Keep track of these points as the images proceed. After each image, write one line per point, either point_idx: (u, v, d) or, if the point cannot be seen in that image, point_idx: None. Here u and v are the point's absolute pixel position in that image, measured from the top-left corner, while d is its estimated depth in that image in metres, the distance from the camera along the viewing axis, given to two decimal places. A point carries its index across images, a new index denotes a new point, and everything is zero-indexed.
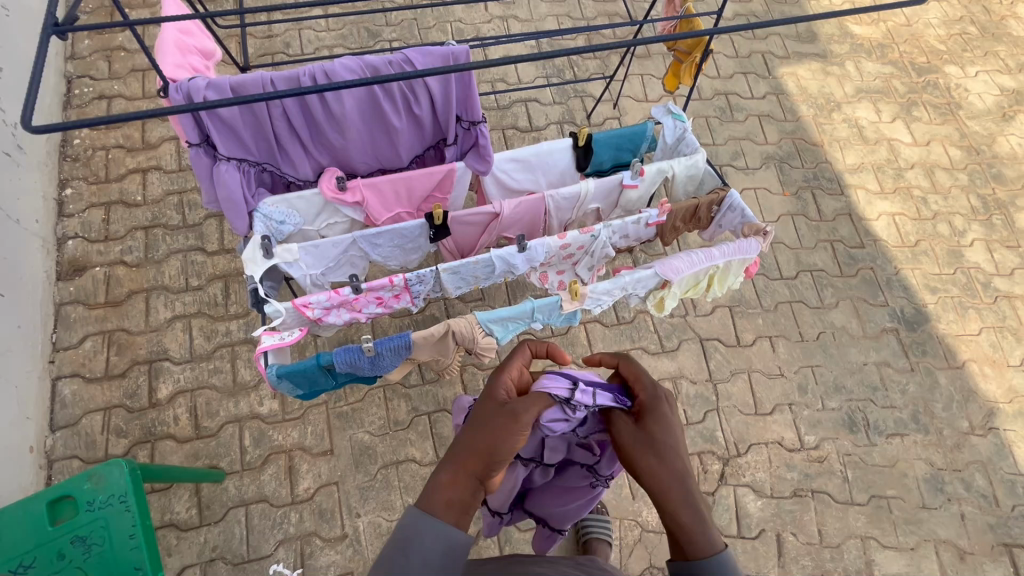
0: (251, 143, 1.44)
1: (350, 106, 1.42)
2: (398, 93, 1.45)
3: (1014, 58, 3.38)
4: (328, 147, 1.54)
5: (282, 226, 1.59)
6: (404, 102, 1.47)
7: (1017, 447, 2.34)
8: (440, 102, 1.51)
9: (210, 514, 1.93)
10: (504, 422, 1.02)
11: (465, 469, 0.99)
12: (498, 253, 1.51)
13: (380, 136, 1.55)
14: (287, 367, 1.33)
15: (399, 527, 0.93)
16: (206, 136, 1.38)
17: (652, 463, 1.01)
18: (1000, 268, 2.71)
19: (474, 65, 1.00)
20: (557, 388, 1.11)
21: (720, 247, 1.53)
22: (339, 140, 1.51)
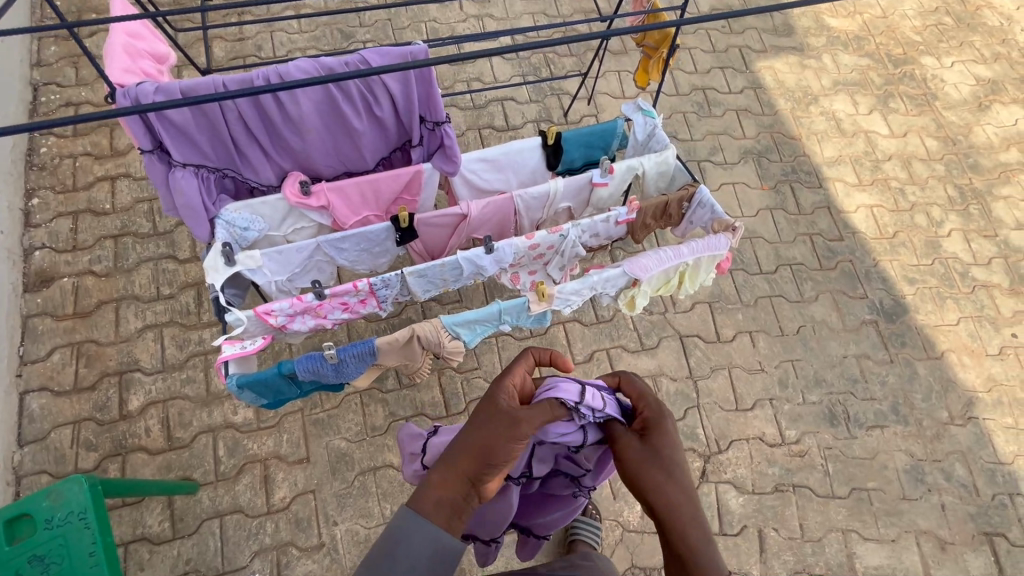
0: (209, 148, 1.41)
1: (308, 108, 1.40)
2: (358, 94, 1.42)
3: (990, 47, 3.39)
4: (289, 151, 1.51)
5: (246, 232, 1.56)
6: (365, 103, 1.45)
7: (996, 436, 2.34)
8: (402, 103, 1.48)
9: (183, 526, 1.90)
10: (505, 429, 0.98)
11: (460, 473, 0.97)
12: (465, 255, 1.49)
13: (343, 138, 1.53)
14: (248, 377, 1.31)
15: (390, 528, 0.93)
16: (160, 142, 1.35)
17: (649, 483, 0.98)
18: (978, 258, 2.72)
19: (421, 63, 0.98)
20: (569, 393, 1.05)
21: (690, 244, 1.52)
22: (299, 144, 1.48)
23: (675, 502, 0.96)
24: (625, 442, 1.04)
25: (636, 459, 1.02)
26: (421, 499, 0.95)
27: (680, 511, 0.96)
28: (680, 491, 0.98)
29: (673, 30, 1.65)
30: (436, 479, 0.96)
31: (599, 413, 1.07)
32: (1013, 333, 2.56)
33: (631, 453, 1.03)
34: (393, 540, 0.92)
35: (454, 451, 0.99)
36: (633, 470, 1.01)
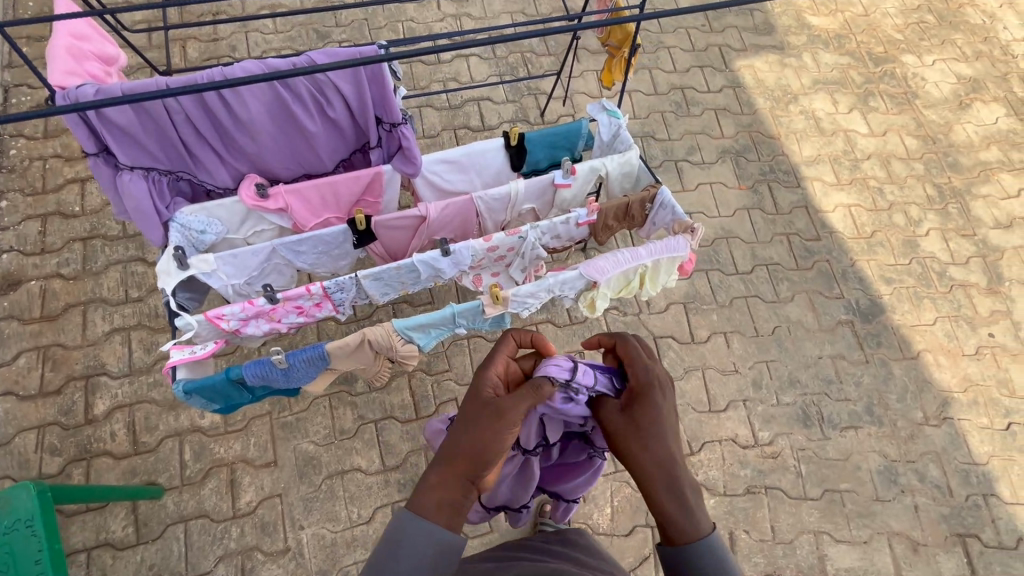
0: (159, 151, 1.40)
1: (259, 110, 1.39)
2: (310, 96, 1.41)
3: (971, 46, 3.37)
4: (243, 153, 1.50)
5: (203, 236, 1.54)
6: (317, 104, 1.44)
7: (971, 436, 2.33)
8: (357, 104, 1.47)
9: (148, 531, 1.89)
10: (490, 421, 0.97)
11: (454, 471, 0.95)
12: (420, 258, 1.48)
13: (298, 140, 1.51)
14: (195, 382, 1.29)
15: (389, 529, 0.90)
16: (107, 146, 1.34)
17: (627, 452, 1.00)
18: (956, 258, 2.70)
19: (352, 63, 0.97)
20: (559, 370, 1.05)
21: (648, 246, 1.51)
22: (253, 146, 1.47)
23: (658, 469, 0.98)
24: (608, 415, 1.05)
25: (618, 429, 1.03)
26: (416, 501, 0.93)
27: (660, 477, 0.97)
28: (664, 459, 0.98)
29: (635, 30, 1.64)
30: (430, 479, 0.95)
31: (593, 388, 1.08)
32: (990, 333, 2.55)
33: (611, 424, 1.04)
34: (391, 541, 0.89)
35: (445, 450, 0.97)
36: (617, 439, 1.02)
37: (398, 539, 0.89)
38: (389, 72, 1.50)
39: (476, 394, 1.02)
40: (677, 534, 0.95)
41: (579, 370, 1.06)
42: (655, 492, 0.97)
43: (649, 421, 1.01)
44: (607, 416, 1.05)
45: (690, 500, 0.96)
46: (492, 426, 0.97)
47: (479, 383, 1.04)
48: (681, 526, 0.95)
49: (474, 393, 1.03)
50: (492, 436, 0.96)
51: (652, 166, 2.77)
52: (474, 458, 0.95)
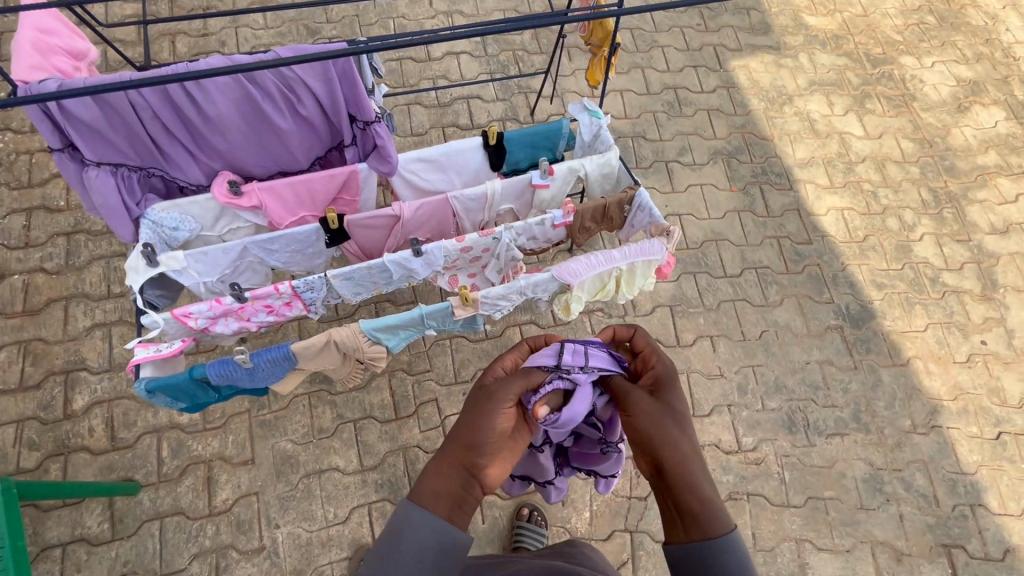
0: (127, 147, 1.38)
1: (227, 107, 1.38)
2: (279, 93, 1.40)
3: (972, 48, 3.32)
4: (215, 150, 1.49)
5: (175, 233, 1.53)
6: (287, 101, 1.43)
7: (960, 445, 2.30)
8: (328, 101, 1.46)
9: (123, 528, 1.88)
10: (484, 404, 1.00)
11: (454, 459, 0.96)
12: (391, 258, 1.46)
13: (270, 138, 1.50)
14: (158, 381, 1.28)
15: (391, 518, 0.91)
16: (73, 141, 1.33)
17: (660, 437, 0.98)
18: (950, 263, 2.66)
19: (304, 59, 0.96)
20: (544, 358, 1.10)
21: (623, 249, 1.50)
22: (224, 143, 1.46)
23: (685, 458, 0.97)
24: (633, 398, 1.05)
25: (646, 413, 1.02)
26: (417, 496, 0.93)
27: (687, 468, 0.96)
28: (689, 452, 0.98)
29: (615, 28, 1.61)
30: (428, 472, 0.96)
31: (586, 366, 1.10)
32: (983, 340, 2.50)
33: (636, 405, 1.03)
34: (393, 536, 0.89)
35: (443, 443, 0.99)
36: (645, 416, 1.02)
37: (399, 533, 0.89)
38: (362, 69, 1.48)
39: (470, 389, 1.06)
40: (711, 530, 0.92)
41: (564, 352, 1.10)
42: (683, 486, 0.95)
43: (676, 408, 1.04)
44: (632, 398, 1.05)
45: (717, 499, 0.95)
46: (485, 412, 0.99)
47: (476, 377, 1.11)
48: (714, 524, 0.92)
49: (469, 388, 1.07)
50: (485, 423, 0.98)
51: (642, 166, 2.74)
52: (470, 446, 0.97)
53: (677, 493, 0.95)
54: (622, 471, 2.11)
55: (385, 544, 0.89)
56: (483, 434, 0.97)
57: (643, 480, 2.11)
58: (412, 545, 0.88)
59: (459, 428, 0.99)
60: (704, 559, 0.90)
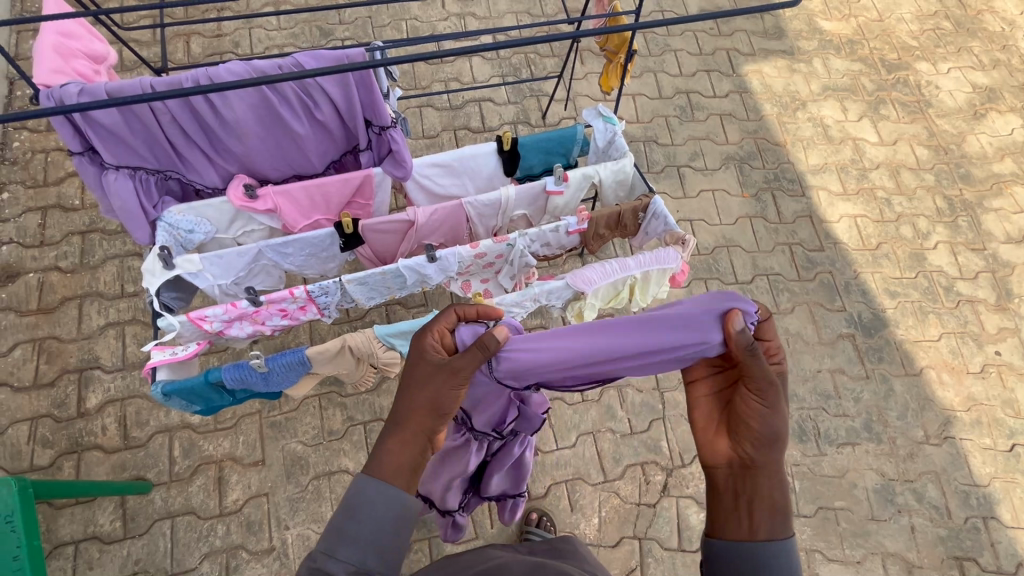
0: (145, 150, 1.39)
1: (244, 112, 1.38)
2: (296, 98, 1.41)
3: (989, 54, 3.28)
4: (231, 153, 1.49)
5: (191, 235, 1.53)
6: (304, 106, 1.43)
7: (973, 457, 2.27)
8: (344, 107, 1.46)
9: (135, 527, 1.90)
10: (444, 380, 0.96)
11: (414, 432, 0.95)
12: (406, 263, 1.46)
13: (286, 142, 1.51)
14: (174, 385, 1.29)
15: (349, 493, 0.89)
16: (92, 144, 1.34)
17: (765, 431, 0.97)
18: (964, 272, 2.64)
19: (326, 70, 0.96)
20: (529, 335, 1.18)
21: (637, 257, 1.49)
22: (240, 146, 1.46)
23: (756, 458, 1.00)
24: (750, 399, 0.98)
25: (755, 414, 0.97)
26: (375, 469, 0.92)
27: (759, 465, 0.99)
28: (776, 454, 0.97)
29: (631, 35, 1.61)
30: (385, 445, 0.94)
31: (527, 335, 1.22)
32: (997, 351, 2.48)
33: (753, 406, 0.98)
34: (350, 509, 0.88)
35: (396, 415, 0.96)
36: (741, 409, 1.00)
37: (359, 507, 0.88)
38: (380, 76, 1.48)
39: (421, 362, 0.97)
40: (776, 531, 0.92)
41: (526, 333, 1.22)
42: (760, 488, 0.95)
43: (783, 418, 0.98)
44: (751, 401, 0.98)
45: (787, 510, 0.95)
46: (445, 386, 0.95)
47: (420, 346, 0.99)
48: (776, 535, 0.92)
49: (417, 360, 0.97)
50: (446, 399, 0.96)
51: (654, 171, 2.73)
52: (430, 416, 0.95)
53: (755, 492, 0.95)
54: (631, 477, 2.11)
55: (340, 517, 0.88)
56: (440, 409, 0.96)
57: (652, 487, 2.10)
58: (371, 518, 0.88)
59: (415, 404, 0.95)
60: (754, 559, 0.91)
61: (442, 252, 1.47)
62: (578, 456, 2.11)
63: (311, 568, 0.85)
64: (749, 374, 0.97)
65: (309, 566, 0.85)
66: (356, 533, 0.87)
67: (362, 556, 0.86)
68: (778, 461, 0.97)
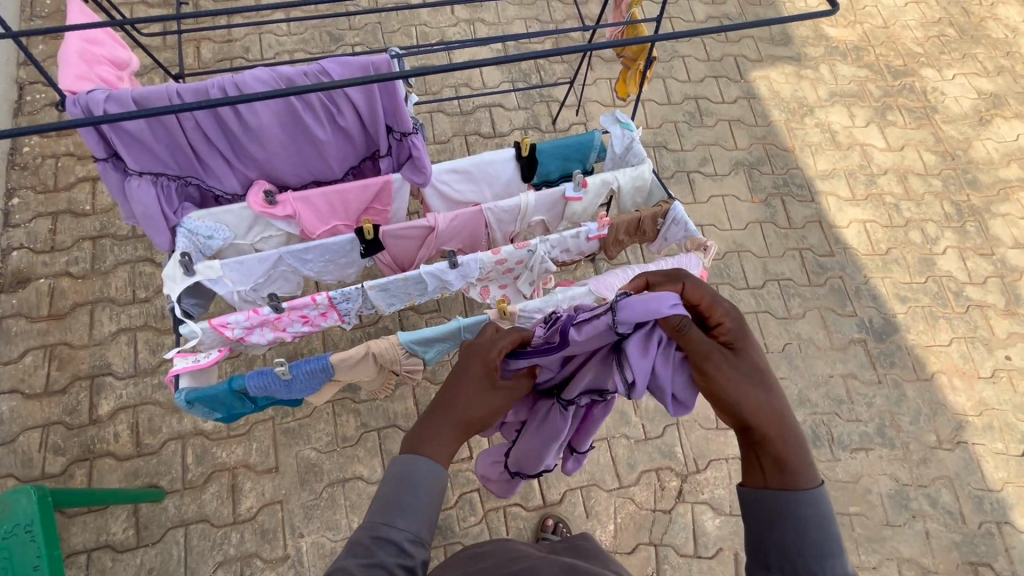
0: (167, 156, 1.38)
1: (268, 119, 1.38)
2: (320, 105, 1.40)
3: (993, 60, 3.31)
4: (252, 159, 1.49)
5: (210, 241, 1.53)
6: (327, 113, 1.43)
7: (985, 462, 2.28)
8: (367, 113, 1.46)
9: (148, 535, 1.88)
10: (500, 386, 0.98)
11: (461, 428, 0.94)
12: (427, 270, 1.46)
13: (307, 148, 1.51)
14: (197, 392, 1.28)
15: (396, 468, 0.87)
16: (115, 151, 1.33)
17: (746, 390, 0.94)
18: (973, 277, 2.65)
19: (364, 81, 0.96)
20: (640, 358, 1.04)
21: (659, 263, 1.49)
22: (262, 153, 1.46)
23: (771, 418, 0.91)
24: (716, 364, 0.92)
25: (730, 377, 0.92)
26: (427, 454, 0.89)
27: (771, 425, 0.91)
28: (767, 400, 0.91)
29: (650, 43, 1.62)
30: (439, 438, 0.91)
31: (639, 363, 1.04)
32: (1007, 356, 2.49)
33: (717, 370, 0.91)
34: (400, 482, 0.86)
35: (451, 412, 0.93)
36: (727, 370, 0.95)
37: (411, 483, 0.86)
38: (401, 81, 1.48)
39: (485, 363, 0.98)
40: (796, 482, 0.87)
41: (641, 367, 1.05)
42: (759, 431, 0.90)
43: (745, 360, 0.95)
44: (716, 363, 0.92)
45: (804, 447, 0.90)
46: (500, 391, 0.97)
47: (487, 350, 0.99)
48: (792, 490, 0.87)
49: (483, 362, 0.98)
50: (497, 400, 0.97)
51: (664, 176, 2.74)
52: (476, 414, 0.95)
53: (765, 446, 0.90)
54: (646, 483, 2.10)
55: (390, 489, 0.86)
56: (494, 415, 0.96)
57: (667, 493, 2.09)
58: (423, 493, 0.86)
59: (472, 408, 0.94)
60: (780, 513, 0.86)
61: (461, 259, 1.47)
62: (592, 462, 2.11)
63: (372, 537, 0.82)
64: (690, 350, 0.94)
65: (366, 537, 0.82)
66: (404, 503, 0.84)
67: (417, 526, 0.84)
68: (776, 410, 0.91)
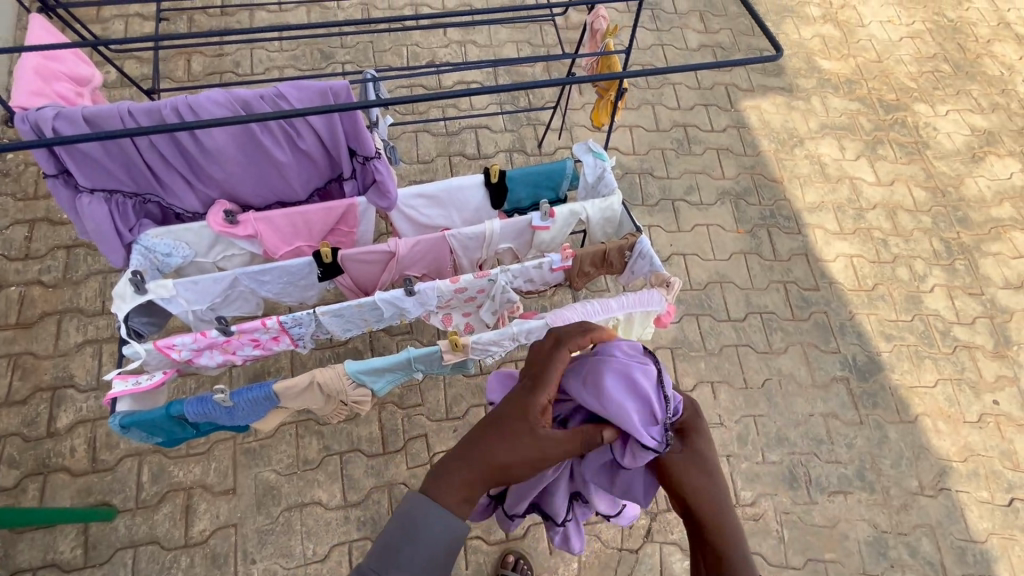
0: (121, 173, 1.37)
1: (225, 140, 1.36)
2: (278, 127, 1.39)
3: (988, 97, 3.29)
4: (211, 179, 1.47)
5: (168, 259, 1.51)
6: (287, 136, 1.42)
7: (969, 510, 2.20)
8: (328, 137, 1.45)
9: (95, 555, 1.83)
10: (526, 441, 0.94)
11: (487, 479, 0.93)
12: (382, 296, 1.43)
13: (267, 170, 1.49)
14: (134, 417, 1.24)
15: (403, 510, 0.88)
16: (67, 168, 1.31)
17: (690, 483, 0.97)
18: (961, 317, 2.59)
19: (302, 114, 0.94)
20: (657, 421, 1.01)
21: (621, 298, 1.45)
22: (220, 173, 1.45)
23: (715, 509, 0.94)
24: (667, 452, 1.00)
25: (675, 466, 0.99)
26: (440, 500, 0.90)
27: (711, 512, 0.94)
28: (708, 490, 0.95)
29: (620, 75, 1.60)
30: (453, 480, 0.91)
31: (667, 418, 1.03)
32: (995, 400, 2.42)
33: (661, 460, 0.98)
34: (408, 531, 0.86)
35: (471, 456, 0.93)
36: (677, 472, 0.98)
37: (415, 527, 0.87)
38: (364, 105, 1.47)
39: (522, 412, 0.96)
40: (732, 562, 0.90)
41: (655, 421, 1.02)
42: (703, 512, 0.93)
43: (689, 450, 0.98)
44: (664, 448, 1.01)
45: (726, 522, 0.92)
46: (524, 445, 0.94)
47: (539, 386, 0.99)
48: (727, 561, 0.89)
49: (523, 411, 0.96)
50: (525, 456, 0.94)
51: (648, 204, 2.71)
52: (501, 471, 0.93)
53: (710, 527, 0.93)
54: (613, 520, 2.03)
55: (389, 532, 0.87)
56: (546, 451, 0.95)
57: (635, 531, 2.03)
58: (427, 545, 0.86)
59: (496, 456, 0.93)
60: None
61: (419, 286, 1.44)
62: None
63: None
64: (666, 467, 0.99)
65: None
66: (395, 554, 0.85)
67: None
68: (703, 475, 0.95)
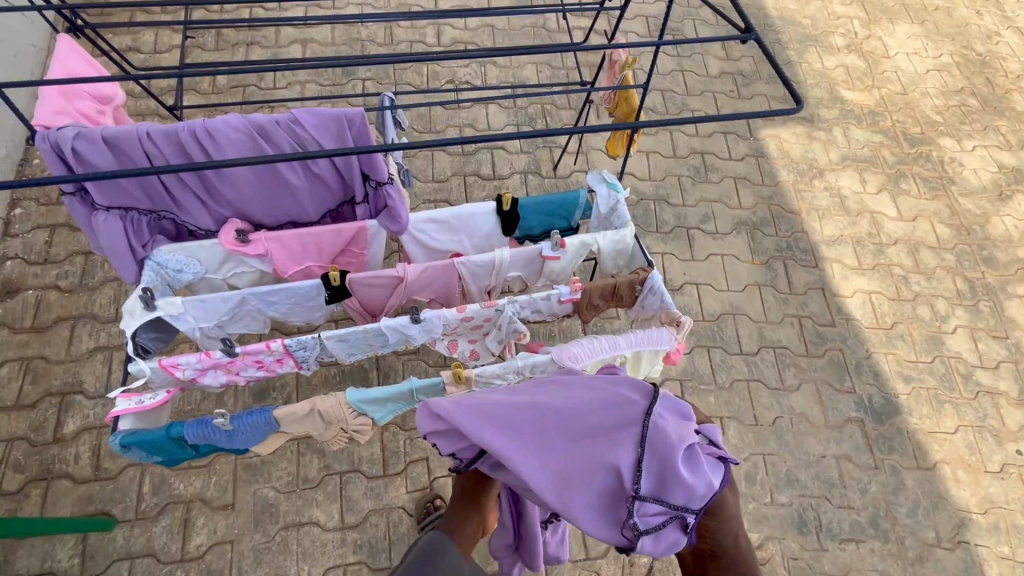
0: (137, 191, 1.38)
1: None
2: None
3: (1016, 134, 3.21)
4: (225, 198, 1.48)
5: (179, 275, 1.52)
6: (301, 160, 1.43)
7: (989, 566, 2.10)
8: (341, 162, 1.46)
9: (92, 565, 1.83)
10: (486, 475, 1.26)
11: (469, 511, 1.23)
12: (388, 323, 1.42)
13: (281, 192, 1.50)
14: (134, 437, 1.24)
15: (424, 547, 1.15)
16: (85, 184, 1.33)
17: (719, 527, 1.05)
18: (984, 361, 2.50)
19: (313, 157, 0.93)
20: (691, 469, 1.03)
21: (629, 335, 1.42)
22: (234, 193, 1.46)
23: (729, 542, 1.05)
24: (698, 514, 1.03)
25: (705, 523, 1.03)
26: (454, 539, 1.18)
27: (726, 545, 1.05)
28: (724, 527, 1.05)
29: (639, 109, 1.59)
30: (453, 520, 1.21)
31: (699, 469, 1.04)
32: (1018, 450, 2.32)
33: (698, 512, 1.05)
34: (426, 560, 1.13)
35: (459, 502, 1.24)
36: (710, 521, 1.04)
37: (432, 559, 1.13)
38: None
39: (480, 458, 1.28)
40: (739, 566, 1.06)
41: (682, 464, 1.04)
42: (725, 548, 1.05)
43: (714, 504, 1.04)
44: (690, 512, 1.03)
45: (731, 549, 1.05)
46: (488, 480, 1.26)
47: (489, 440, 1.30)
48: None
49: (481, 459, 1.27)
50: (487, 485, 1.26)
51: (662, 231, 2.68)
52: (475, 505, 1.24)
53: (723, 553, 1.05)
54: (614, 557, 1.98)
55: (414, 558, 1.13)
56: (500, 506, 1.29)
57: (637, 570, 1.97)
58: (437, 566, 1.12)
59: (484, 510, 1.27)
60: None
61: (425, 314, 1.43)
62: None
63: None
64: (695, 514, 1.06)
65: None
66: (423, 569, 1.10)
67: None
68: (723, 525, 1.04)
